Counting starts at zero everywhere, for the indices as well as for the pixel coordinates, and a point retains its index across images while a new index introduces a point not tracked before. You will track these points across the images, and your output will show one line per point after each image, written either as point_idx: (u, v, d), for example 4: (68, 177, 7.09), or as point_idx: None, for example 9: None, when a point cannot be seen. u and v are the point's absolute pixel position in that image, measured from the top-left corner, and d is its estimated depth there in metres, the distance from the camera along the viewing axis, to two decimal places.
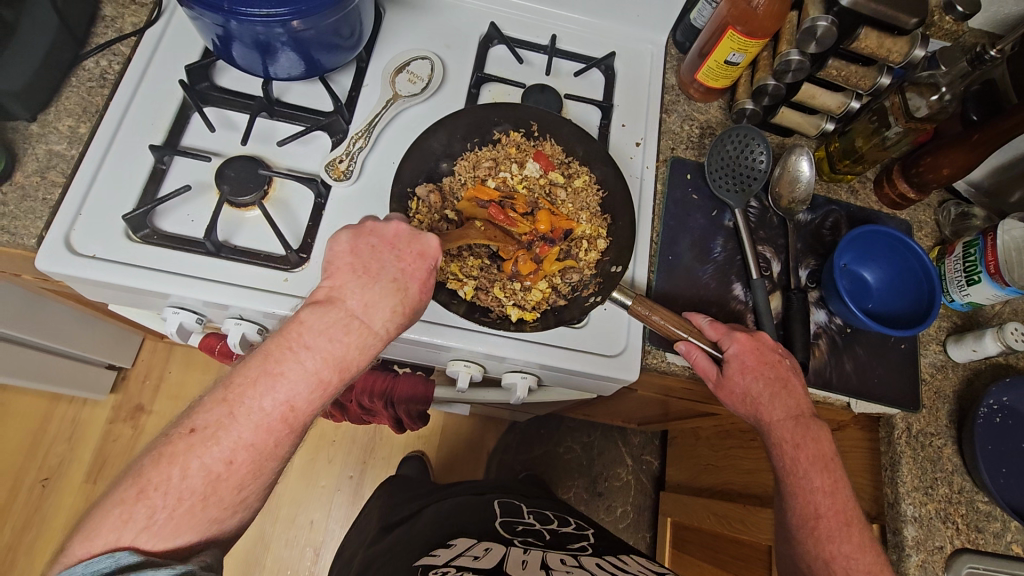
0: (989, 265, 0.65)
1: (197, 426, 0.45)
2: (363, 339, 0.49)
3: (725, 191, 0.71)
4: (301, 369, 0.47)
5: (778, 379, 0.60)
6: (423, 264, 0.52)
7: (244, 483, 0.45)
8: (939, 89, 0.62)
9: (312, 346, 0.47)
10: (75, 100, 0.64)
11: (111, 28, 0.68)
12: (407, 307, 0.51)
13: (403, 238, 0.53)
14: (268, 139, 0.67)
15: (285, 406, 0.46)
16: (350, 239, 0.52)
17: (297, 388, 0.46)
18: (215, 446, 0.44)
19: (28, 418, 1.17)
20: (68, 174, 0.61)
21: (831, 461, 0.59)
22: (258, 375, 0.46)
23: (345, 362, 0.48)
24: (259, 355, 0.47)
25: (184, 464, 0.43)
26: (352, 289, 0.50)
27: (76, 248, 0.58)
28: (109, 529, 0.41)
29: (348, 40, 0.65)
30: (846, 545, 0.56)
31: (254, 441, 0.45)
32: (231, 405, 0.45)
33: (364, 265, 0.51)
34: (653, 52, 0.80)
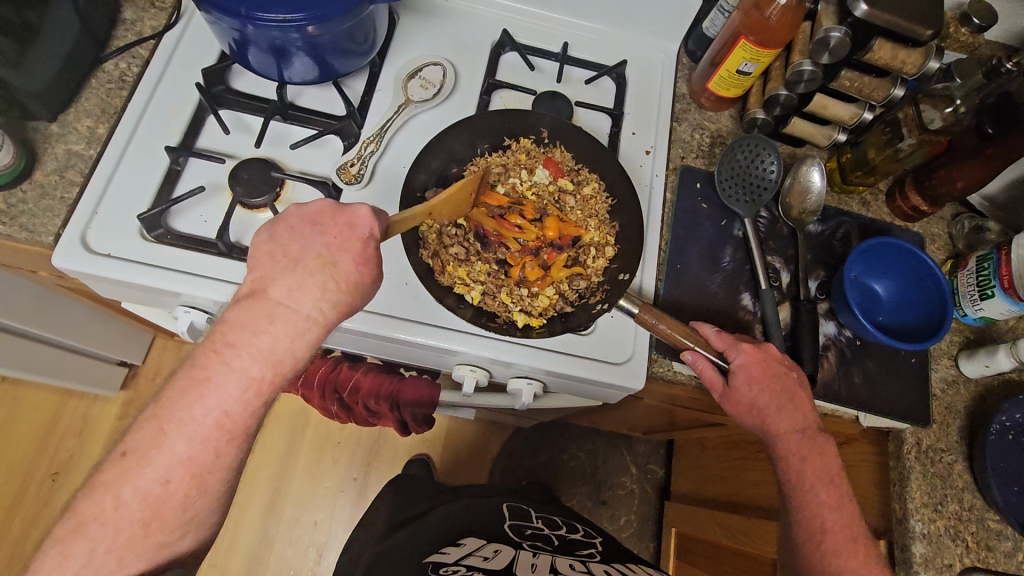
0: (1003, 280, 0.64)
1: (128, 449, 0.45)
2: (293, 323, 0.47)
3: (735, 200, 0.71)
4: (229, 370, 0.46)
5: (786, 392, 0.60)
6: (350, 236, 0.49)
7: (187, 501, 0.45)
8: (954, 102, 0.62)
9: (238, 344, 0.46)
10: (95, 101, 0.65)
11: (131, 31, 0.69)
12: (342, 282, 0.49)
13: (327, 212, 0.50)
14: (281, 142, 0.68)
15: (224, 416, 0.46)
16: (269, 228, 0.50)
17: (228, 392, 0.46)
18: (149, 468, 0.44)
19: (40, 413, 1.18)
20: (86, 173, 0.62)
21: (837, 476, 0.59)
22: (188, 386, 0.46)
23: (275, 354, 0.47)
24: (186, 369, 0.46)
25: (117, 491, 0.44)
26: (276, 277, 0.48)
27: (92, 246, 0.59)
28: (54, 561, 0.43)
29: (363, 46, 0.66)
30: (853, 561, 0.55)
31: (192, 455, 0.45)
32: (162, 421, 0.45)
33: (285, 248, 0.49)
34: (665, 60, 0.80)
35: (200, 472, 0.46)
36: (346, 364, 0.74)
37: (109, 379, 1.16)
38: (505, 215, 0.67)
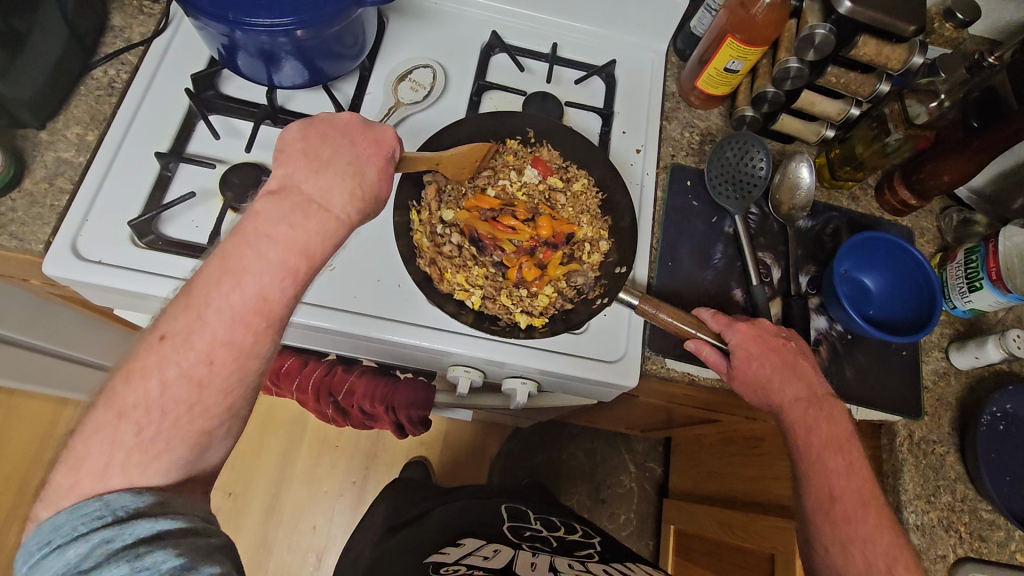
0: (990, 272, 0.65)
1: (165, 332, 0.41)
2: (326, 223, 0.45)
3: (725, 197, 0.71)
4: (264, 260, 0.43)
5: (787, 365, 0.60)
6: (379, 152, 0.50)
7: (228, 388, 0.42)
8: (938, 96, 0.63)
9: (274, 235, 0.43)
10: (84, 108, 0.65)
11: (119, 38, 0.69)
12: (367, 191, 0.48)
13: (355, 127, 0.50)
14: (272, 146, 0.68)
15: (262, 302, 0.43)
16: (302, 129, 0.49)
17: (267, 278, 0.43)
18: (190, 351, 0.41)
19: (34, 422, 1.18)
20: (75, 181, 0.62)
21: (846, 442, 0.58)
22: (220, 275, 0.42)
23: (311, 248, 0.44)
24: (217, 257, 0.43)
25: (160, 373, 0.40)
26: (307, 176, 0.46)
27: (82, 254, 0.59)
28: (98, 452, 0.39)
29: (351, 49, 0.66)
30: (864, 527, 0.55)
31: (231, 339, 0.42)
32: (197, 308, 0.42)
33: (315, 151, 0.47)
34: (654, 59, 0.80)
35: (237, 359, 0.42)
36: (340, 367, 0.74)
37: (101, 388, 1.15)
38: (498, 217, 0.67)
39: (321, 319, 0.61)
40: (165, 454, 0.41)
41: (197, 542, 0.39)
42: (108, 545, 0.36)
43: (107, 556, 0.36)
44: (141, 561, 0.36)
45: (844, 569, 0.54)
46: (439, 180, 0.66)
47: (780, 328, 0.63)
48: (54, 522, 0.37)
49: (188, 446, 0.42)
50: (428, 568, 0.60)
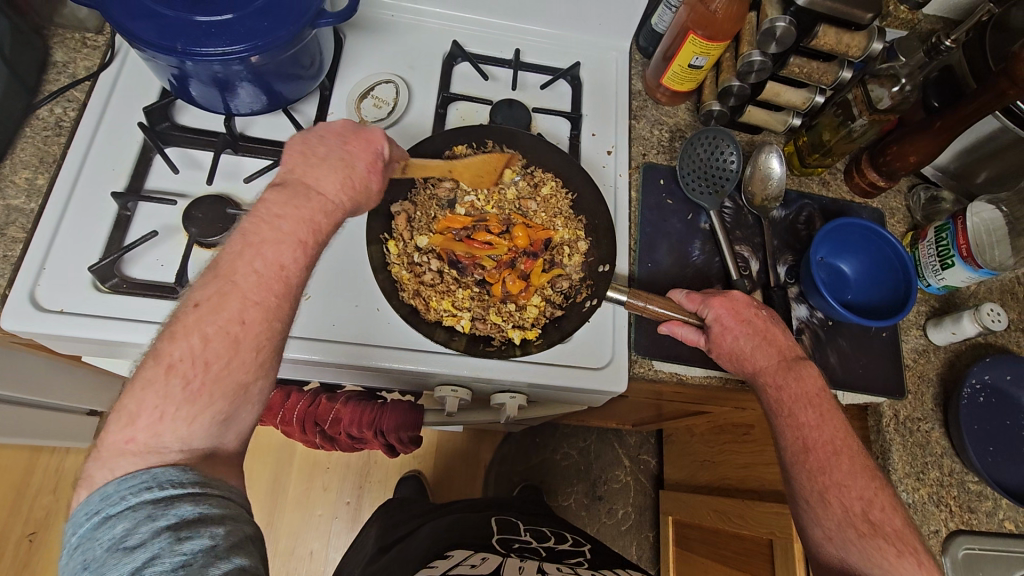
0: (961, 249, 0.66)
1: (200, 300, 0.42)
2: (324, 205, 0.48)
3: (699, 193, 0.71)
4: (276, 233, 0.45)
5: (759, 331, 0.60)
6: (370, 148, 0.53)
7: (261, 345, 0.43)
8: (900, 80, 0.63)
9: (283, 215, 0.46)
10: (31, 150, 0.62)
11: (64, 74, 0.66)
12: (357, 183, 0.51)
13: (350, 129, 0.54)
14: (235, 176, 0.65)
15: (280, 272, 0.45)
16: (302, 133, 0.52)
17: (283, 248, 0.45)
18: (224, 311, 0.42)
19: (10, 472, 1.14)
20: (29, 229, 0.59)
21: (817, 397, 0.59)
22: (242, 248, 0.44)
23: (314, 223, 0.47)
24: (237, 236, 0.45)
25: (199, 331, 0.41)
26: (306, 170, 0.49)
27: (42, 304, 0.57)
28: (151, 405, 0.39)
29: (307, 70, 0.64)
30: (839, 473, 0.56)
31: (261, 300, 0.43)
32: (225, 277, 0.43)
33: (311, 150, 0.51)
34: (618, 58, 0.80)
35: (267, 319, 0.44)
36: (324, 396, 0.72)
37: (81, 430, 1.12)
38: (472, 235, 0.66)
39: (301, 351, 0.59)
40: (207, 408, 0.40)
41: (236, 527, 0.37)
42: (151, 524, 0.35)
43: (152, 535, 0.34)
44: (179, 544, 0.34)
45: (823, 515, 0.56)
46: (408, 209, 0.65)
47: (751, 297, 0.63)
48: (103, 492, 0.36)
49: (229, 404, 0.41)
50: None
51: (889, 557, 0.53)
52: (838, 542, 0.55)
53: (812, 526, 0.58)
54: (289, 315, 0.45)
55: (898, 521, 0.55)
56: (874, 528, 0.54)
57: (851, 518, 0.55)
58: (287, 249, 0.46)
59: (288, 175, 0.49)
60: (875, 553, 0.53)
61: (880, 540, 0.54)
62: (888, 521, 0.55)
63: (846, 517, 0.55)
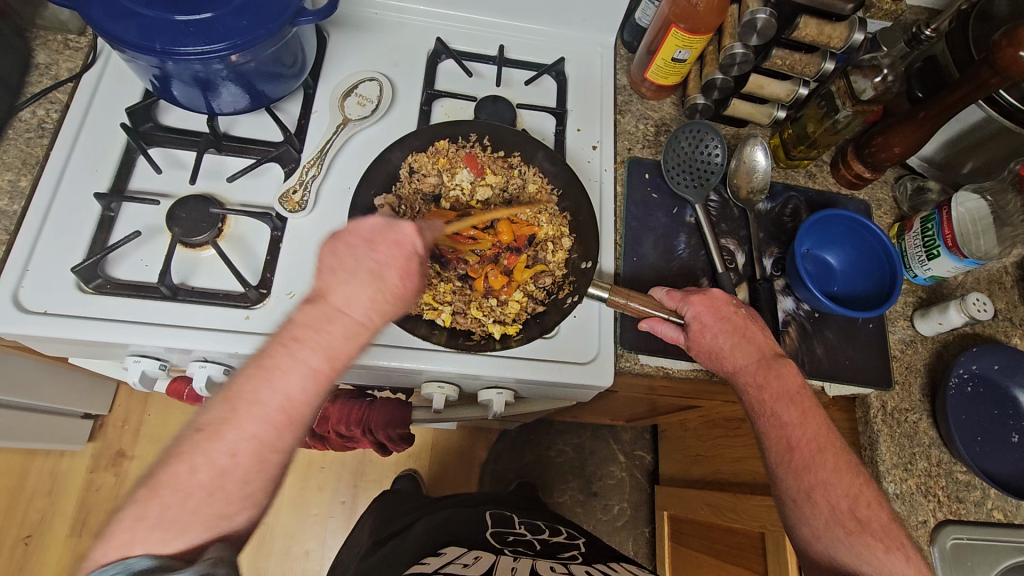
0: (946, 239, 0.66)
1: (204, 424, 0.44)
2: (348, 328, 0.47)
3: (683, 186, 0.71)
4: (293, 363, 0.45)
5: (737, 329, 0.60)
6: (401, 253, 0.48)
7: (251, 476, 0.44)
8: (881, 70, 0.64)
9: (303, 340, 0.46)
10: (14, 152, 0.62)
11: (46, 76, 0.66)
12: (388, 295, 0.48)
13: (378, 229, 0.49)
14: (218, 175, 0.66)
15: (284, 407, 0.45)
16: (328, 243, 0.49)
17: (294, 383, 0.45)
18: (224, 439, 0.44)
19: (4, 477, 1.14)
20: (12, 230, 0.59)
21: (798, 395, 0.59)
22: (255, 372, 0.45)
23: (334, 350, 0.46)
24: (254, 357, 0.46)
25: (206, 460, 0.43)
26: (333, 284, 0.47)
27: (26, 306, 0.57)
28: (141, 522, 0.41)
29: (292, 67, 0.65)
30: (824, 472, 0.56)
31: (259, 434, 0.45)
32: (235, 402, 0.45)
33: (340, 260, 0.48)
34: (603, 53, 0.80)
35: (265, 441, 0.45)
36: None
37: (74, 432, 1.13)
38: (455, 230, 0.66)
39: None
40: (195, 531, 0.42)
41: None
42: None
43: None
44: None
45: (811, 514, 0.56)
46: (393, 202, 0.64)
47: (732, 295, 0.63)
48: None
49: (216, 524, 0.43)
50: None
51: (878, 554, 0.52)
52: (826, 541, 0.55)
53: (799, 526, 0.58)
54: (285, 447, 0.46)
55: (884, 517, 0.55)
56: (861, 525, 0.54)
57: (838, 516, 0.55)
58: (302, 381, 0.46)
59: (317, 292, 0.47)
60: (864, 550, 0.53)
61: (867, 537, 0.53)
62: (875, 517, 0.54)
63: (833, 515, 0.55)
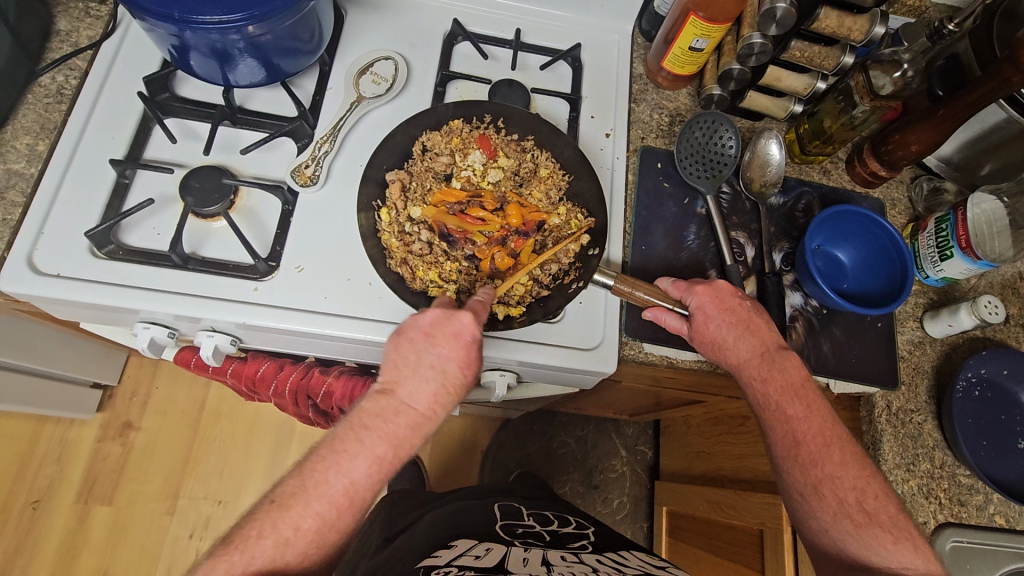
0: (960, 240, 0.65)
1: (276, 498, 0.50)
2: (413, 419, 0.53)
3: (696, 177, 0.71)
4: (361, 447, 0.51)
5: (741, 321, 0.60)
6: (459, 345, 0.54)
7: (310, 549, 0.49)
8: (902, 65, 0.62)
9: (370, 428, 0.52)
10: (32, 117, 0.63)
11: (66, 43, 0.67)
12: (450, 386, 0.54)
13: (438, 322, 0.54)
14: (232, 148, 0.66)
15: (348, 489, 0.50)
16: (395, 338, 0.55)
17: (359, 463, 0.51)
18: (291, 513, 0.49)
19: (14, 442, 1.16)
20: (28, 193, 0.60)
21: (802, 388, 0.58)
22: (327, 456, 0.51)
23: (399, 440, 0.52)
24: (328, 440, 0.52)
25: (274, 533, 0.48)
26: (403, 381, 0.53)
27: (41, 268, 0.58)
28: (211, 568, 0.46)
29: (309, 43, 0.65)
30: (830, 465, 0.56)
31: (322, 512, 0.49)
32: (302, 479, 0.50)
33: (404, 358, 0.53)
34: (619, 41, 0.79)
35: (321, 522, 0.49)
36: (317, 369, 0.72)
37: (84, 402, 1.14)
38: (465, 210, 0.66)
39: (291, 322, 0.60)
40: None
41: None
42: None
43: None
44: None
45: (818, 508, 0.56)
46: (404, 177, 0.65)
47: (736, 287, 0.62)
48: None
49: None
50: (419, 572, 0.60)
51: (885, 545, 0.53)
52: (835, 533, 0.55)
53: (807, 519, 0.57)
54: (344, 526, 0.51)
55: (892, 508, 0.55)
56: (869, 518, 0.54)
57: (846, 509, 0.55)
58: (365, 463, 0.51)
59: (386, 384, 0.53)
60: (871, 541, 0.53)
61: (876, 529, 0.54)
62: (882, 509, 0.55)
63: (841, 508, 0.55)
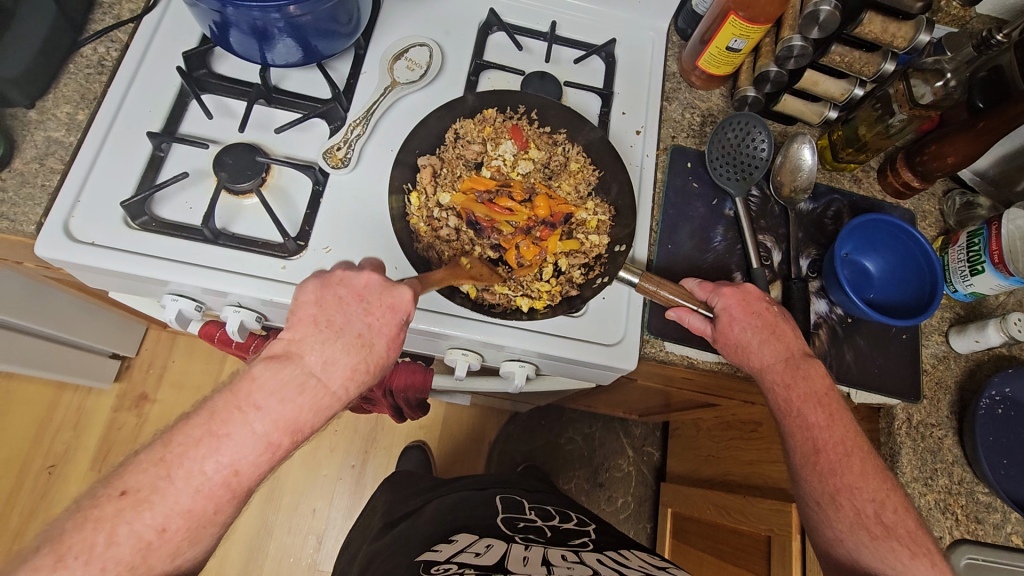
0: (992, 255, 0.64)
1: (130, 489, 0.42)
2: (319, 398, 0.47)
3: (726, 178, 0.70)
4: (248, 429, 0.45)
5: (767, 326, 0.60)
6: (392, 318, 0.51)
7: (181, 549, 0.42)
8: (944, 75, 0.60)
9: (263, 407, 0.45)
10: (73, 87, 0.64)
11: (109, 15, 0.68)
12: (371, 365, 0.50)
13: (374, 290, 0.51)
14: (266, 127, 0.67)
15: (229, 481, 0.44)
16: (318, 294, 0.51)
17: (244, 449, 0.44)
18: (148, 512, 0.41)
19: (33, 406, 1.19)
20: (67, 161, 0.61)
21: (826, 396, 0.58)
22: (204, 435, 0.44)
23: (297, 423, 0.46)
24: (205, 411, 0.45)
25: (112, 530, 0.40)
26: (316, 348, 0.48)
27: (75, 235, 0.58)
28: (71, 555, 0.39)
29: (348, 25, 0.65)
30: (850, 476, 0.56)
31: (192, 508, 0.43)
32: (170, 466, 0.43)
33: (328, 319, 0.49)
34: (654, 38, 0.79)
35: (191, 523, 0.42)
36: None
37: (102, 372, 1.16)
38: (494, 199, 0.66)
39: None
40: None
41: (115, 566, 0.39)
42: None
43: None
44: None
45: (835, 518, 0.56)
46: (436, 163, 0.65)
47: (764, 292, 0.62)
48: None
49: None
50: (420, 566, 0.60)
51: (902, 559, 0.52)
52: (850, 544, 0.55)
53: (822, 528, 0.57)
54: (224, 520, 0.44)
55: (911, 522, 0.54)
56: (888, 530, 0.54)
57: (864, 520, 0.54)
58: (245, 451, 0.44)
59: (295, 345, 0.48)
60: (888, 555, 0.53)
61: (893, 542, 0.53)
62: (901, 523, 0.54)
63: (858, 519, 0.55)
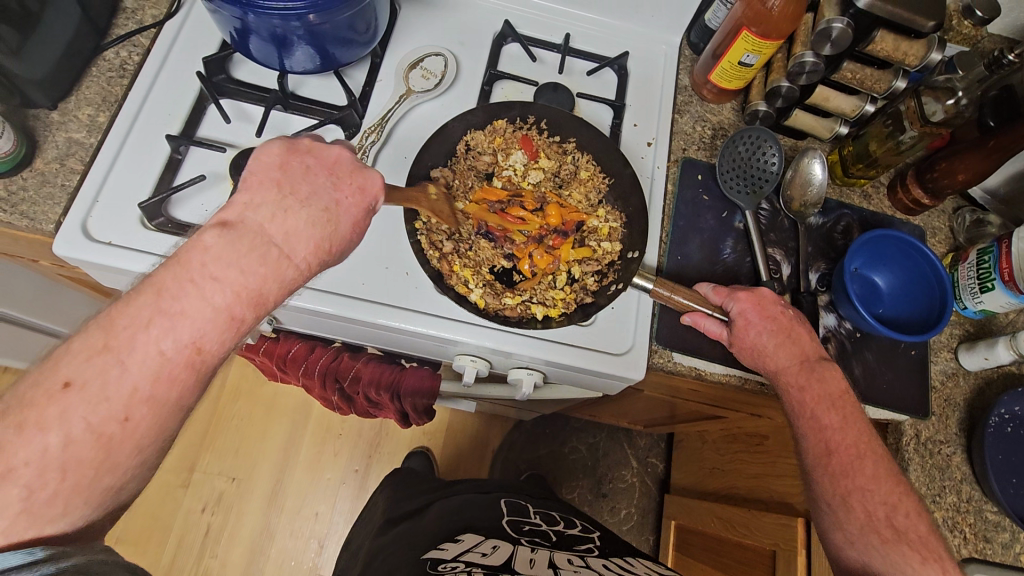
0: (1002, 272, 0.64)
1: (73, 379, 0.38)
2: (281, 271, 0.45)
3: (737, 192, 0.71)
4: (204, 303, 0.41)
5: (783, 329, 0.60)
6: (360, 200, 0.50)
7: (143, 443, 0.40)
8: (956, 93, 0.61)
9: (221, 278, 0.42)
10: (95, 89, 0.65)
11: (132, 20, 0.69)
12: (334, 242, 0.48)
13: (345, 166, 0.50)
14: (282, 132, 0.68)
15: (192, 360, 0.41)
16: (283, 155, 0.48)
17: (205, 327, 0.41)
18: (103, 404, 0.38)
19: None
20: (87, 162, 0.62)
21: (840, 399, 0.58)
22: (152, 314, 0.40)
23: (261, 296, 0.43)
24: (150, 287, 0.41)
25: (64, 427, 0.37)
26: (278, 214, 0.45)
27: (92, 234, 0.59)
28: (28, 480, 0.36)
29: (366, 34, 0.66)
30: (862, 478, 0.56)
31: (153, 393, 0.40)
32: (118, 352, 0.39)
33: (293, 186, 0.47)
34: (667, 52, 0.80)
35: (156, 408, 0.40)
36: (347, 354, 0.73)
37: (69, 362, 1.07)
38: (506, 209, 0.68)
39: (329, 304, 0.61)
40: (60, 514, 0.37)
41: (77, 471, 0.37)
42: None
43: None
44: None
45: (845, 520, 0.55)
46: (448, 175, 0.66)
47: (778, 297, 0.63)
48: None
49: (86, 503, 0.38)
50: (426, 564, 0.60)
51: (913, 564, 0.52)
52: (860, 547, 0.54)
53: (832, 530, 0.56)
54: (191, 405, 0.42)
55: (922, 527, 0.54)
56: (898, 534, 0.53)
57: (875, 523, 0.54)
58: (203, 328, 0.41)
59: (255, 211, 0.45)
60: (899, 559, 0.52)
61: (903, 546, 0.52)
62: (913, 527, 0.53)
63: (869, 522, 0.54)
